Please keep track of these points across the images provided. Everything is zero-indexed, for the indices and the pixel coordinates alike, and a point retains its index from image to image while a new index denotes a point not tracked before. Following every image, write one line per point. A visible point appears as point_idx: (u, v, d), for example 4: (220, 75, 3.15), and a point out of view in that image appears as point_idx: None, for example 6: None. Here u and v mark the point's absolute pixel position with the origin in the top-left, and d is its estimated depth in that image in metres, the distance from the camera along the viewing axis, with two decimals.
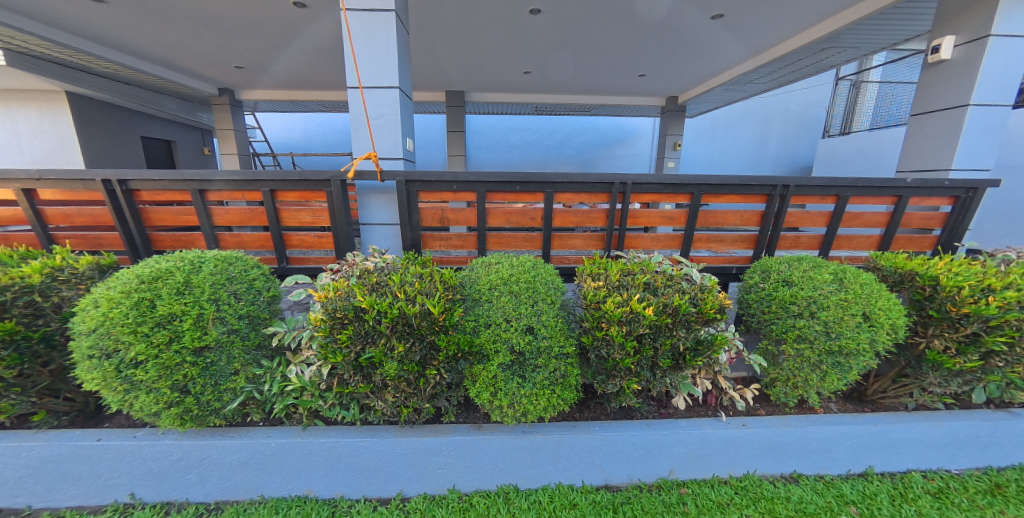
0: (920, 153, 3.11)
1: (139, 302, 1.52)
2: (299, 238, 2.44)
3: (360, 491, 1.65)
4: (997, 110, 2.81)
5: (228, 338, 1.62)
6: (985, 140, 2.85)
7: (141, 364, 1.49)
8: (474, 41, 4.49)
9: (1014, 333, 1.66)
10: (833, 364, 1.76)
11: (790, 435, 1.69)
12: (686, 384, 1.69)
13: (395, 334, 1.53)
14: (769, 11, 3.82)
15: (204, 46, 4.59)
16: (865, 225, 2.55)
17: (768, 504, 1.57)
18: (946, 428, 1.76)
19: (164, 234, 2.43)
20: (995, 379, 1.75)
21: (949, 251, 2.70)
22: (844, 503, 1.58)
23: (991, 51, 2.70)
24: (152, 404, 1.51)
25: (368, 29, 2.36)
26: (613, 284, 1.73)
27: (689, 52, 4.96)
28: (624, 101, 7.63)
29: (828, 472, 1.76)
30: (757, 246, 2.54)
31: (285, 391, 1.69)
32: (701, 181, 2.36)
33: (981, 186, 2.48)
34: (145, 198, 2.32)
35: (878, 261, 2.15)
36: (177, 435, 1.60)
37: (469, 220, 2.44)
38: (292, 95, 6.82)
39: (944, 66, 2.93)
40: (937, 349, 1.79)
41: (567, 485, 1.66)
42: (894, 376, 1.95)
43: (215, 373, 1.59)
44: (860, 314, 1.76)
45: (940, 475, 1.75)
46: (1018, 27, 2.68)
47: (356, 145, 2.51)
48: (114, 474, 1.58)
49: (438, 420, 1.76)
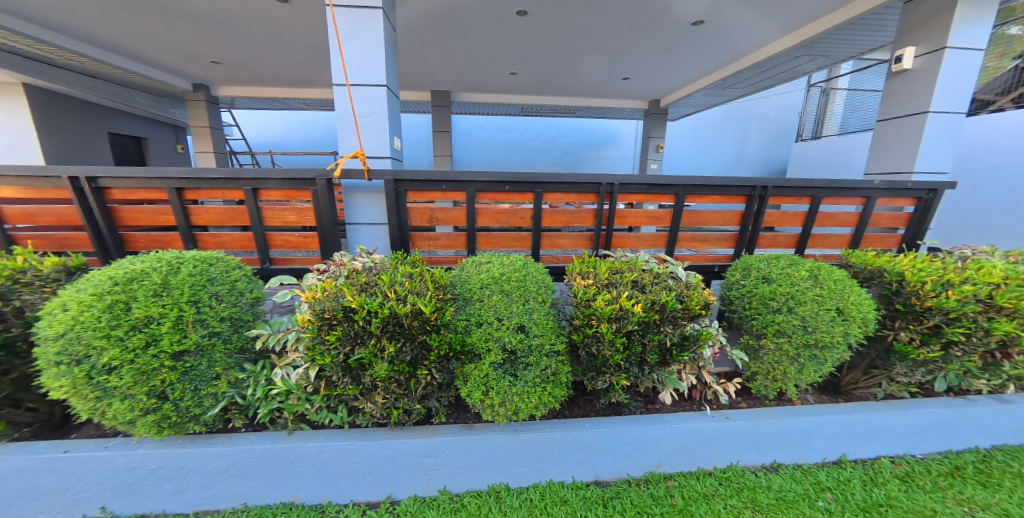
0: (887, 155, 3.28)
1: (113, 304, 1.45)
2: (282, 238, 2.36)
3: (349, 496, 1.62)
4: (956, 116, 3.00)
5: (209, 340, 1.56)
6: (944, 145, 3.04)
7: (115, 370, 1.42)
8: (460, 40, 4.47)
9: (970, 325, 1.78)
10: (810, 357, 1.84)
11: (771, 427, 1.76)
12: (672, 379, 1.74)
13: (386, 334, 1.51)
14: (746, 18, 3.96)
15: (178, 40, 4.41)
16: (839, 225, 2.67)
17: (750, 493, 1.62)
18: (913, 416, 1.86)
19: (137, 234, 2.31)
20: (954, 368, 1.88)
21: (914, 248, 2.87)
22: (821, 490, 1.65)
23: (949, 61, 2.88)
24: (127, 412, 1.44)
25: (355, 26, 2.32)
26: (603, 282, 1.77)
27: (671, 57, 5.10)
28: (608, 104, 7.74)
29: (806, 461, 1.84)
30: (738, 245, 2.62)
31: (270, 395, 1.64)
32: (686, 182, 2.42)
33: (941, 187, 2.64)
34: (116, 196, 2.21)
35: (849, 258, 2.26)
36: (154, 444, 1.54)
37: (458, 220, 2.43)
38: (271, 92, 6.62)
39: (906, 75, 3.11)
40: (904, 340, 1.90)
41: (558, 482, 1.68)
42: (865, 368, 2.08)
43: (196, 377, 1.53)
44: (834, 309, 1.85)
45: (907, 460, 1.85)
46: (972, 40, 2.87)
47: (342, 143, 2.46)
48: (84, 488, 1.51)
49: (428, 421, 1.74)
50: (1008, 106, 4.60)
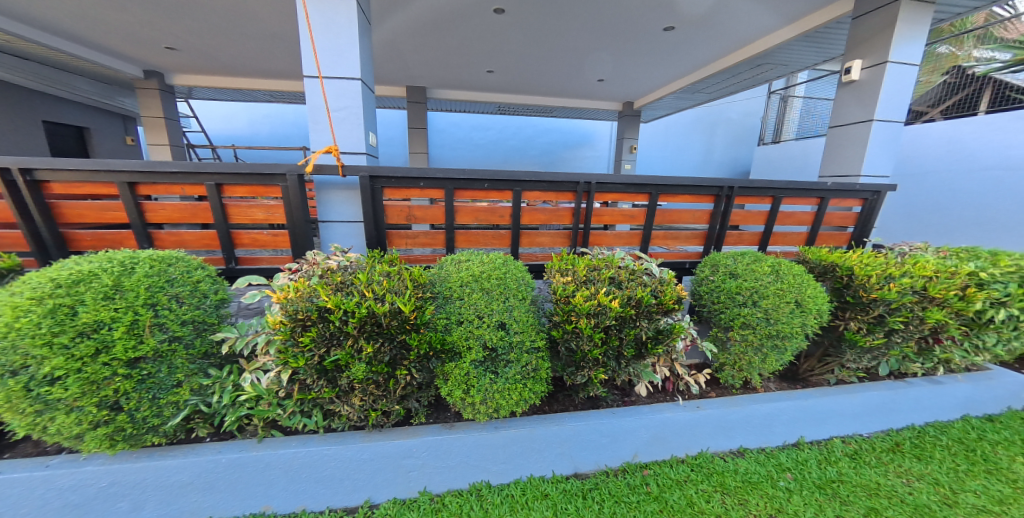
0: (838, 159, 3.55)
1: (56, 309, 1.33)
2: (250, 237, 2.25)
3: (325, 503, 1.57)
4: (895, 125, 3.28)
5: (169, 346, 1.46)
6: (886, 151, 3.32)
7: (59, 380, 1.30)
8: (436, 36, 4.40)
9: (908, 315, 1.97)
10: (772, 347, 1.96)
11: (737, 414, 1.87)
12: (647, 372, 1.80)
13: (363, 335, 1.47)
14: (712, 26, 4.15)
15: (127, 23, 4.08)
16: (797, 223, 2.87)
17: (720, 477, 1.71)
18: (861, 399, 2.02)
19: (83, 232, 2.12)
20: (895, 354, 2.07)
21: (861, 245, 3.12)
22: (782, 470, 1.77)
23: (890, 74, 3.15)
24: (73, 426, 1.32)
25: (328, 16, 2.24)
26: (581, 279, 1.81)
27: (643, 61, 5.26)
28: (583, 105, 7.87)
29: (768, 445, 1.96)
30: (707, 242, 2.75)
31: (237, 401, 1.56)
32: (659, 182, 2.51)
33: (883, 189, 2.89)
34: (57, 191, 2.02)
35: (806, 254, 2.42)
36: (105, 459, 1.42)
37: (436, 218, 2.40)
38: (231, 82, 6.25)
39: (854, 85, 3.37)
40: (853, 329, 2.07)
41: (538, 477, 1.70)
42: (820, 356, 2.25)
43: (154, 386, 1.42)
44: (793, 301, 1.98)
45: (856, 439, 2.01)
46: (909, 55, 3.15)
47: (314, 138, 2.37)
48: (25, 510, 1.38)
49: (408, 422, 1.72)
50: (937, 117, 5.08)
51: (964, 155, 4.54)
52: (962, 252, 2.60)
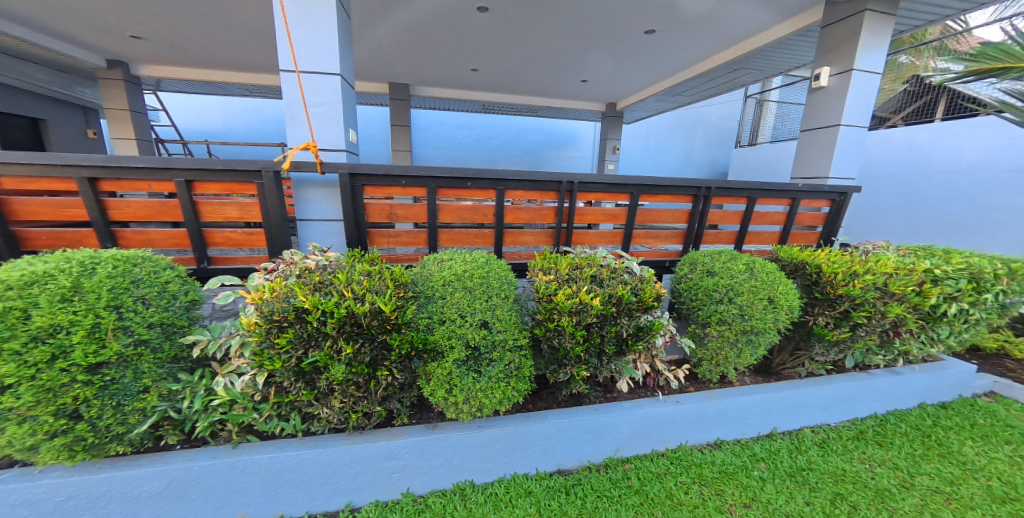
0: (808, 162, 3.70)
1: (6, 312, 1.24)
2: (223, 236, 2.17)
3: (304, 507, 1.53)
4: (860, 129, 3.45)
5: (135, 350, 1.39)
6: (851, 154, 3.49)
7: (10, 389, 1.22)
8: (419, 33, 4.34)
9: (870, 309, 2.06)
10: (747, 341, 2.03)
11: (714, 407, 1.93)
12: (628, 368, 1.84)
13: (343, 335, 1.44)
14: (691, 31, 4.26)
15: (89, 9, 3.86)
16: (770, 223, 2.98)
17: (697, 469, 1.77)
18: (829, 390, 2.12)
19: (38, 230, 1.99)
20: (859, 346, 2.18)
21: (829, 244, 3.27)
22: (756, 460, 1.84)
23: (855, 81, 3.31)
24: (27, 437, 1.24)
25: (305, 9, 2.18)
26: (563, 277, 1.82)
27: (625, 63, 5.34)
28: (566, 105, 7.92)
29: (744, 436, 2.04)
30: (686, 241, 2.82)
31: (210, 406, 1.50)
32: (640, 182, 2.56)
33: (849, 190, 3.03)
34: (8, 186, 1.89)
35: (778, 253, 2.52)
36: (63, 471, 1.34)
37: (418, 217, 2.37)
38: (203, 74, 6.00)
39: (823, 91, 3.52)
40: (821, 324, 2.17)
41: (522, 475, 1.71)
42: (791, 350, 2.35)
43: (118, 392, 1.36)
44: (766, 298, 2.05)
45: (824, 428, 2.11)
46: (873, 64, 3.31)
47: (291, 134, 2.30)
48: None
49: (390, 423, 1.70)
50: (898, 123, 5.37)
51: (922, 159, 4.81)
52: (920, 250, 2.76)
